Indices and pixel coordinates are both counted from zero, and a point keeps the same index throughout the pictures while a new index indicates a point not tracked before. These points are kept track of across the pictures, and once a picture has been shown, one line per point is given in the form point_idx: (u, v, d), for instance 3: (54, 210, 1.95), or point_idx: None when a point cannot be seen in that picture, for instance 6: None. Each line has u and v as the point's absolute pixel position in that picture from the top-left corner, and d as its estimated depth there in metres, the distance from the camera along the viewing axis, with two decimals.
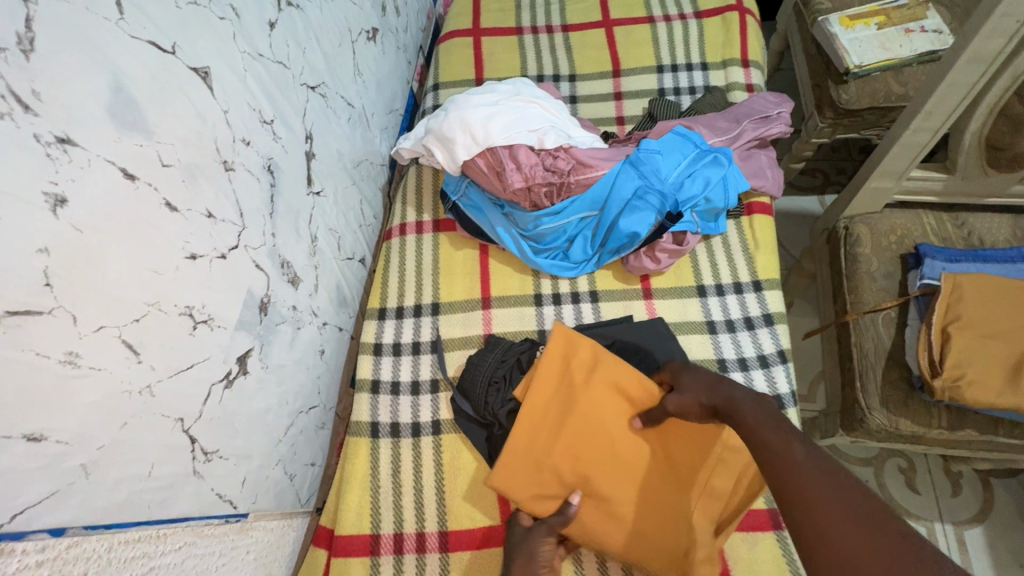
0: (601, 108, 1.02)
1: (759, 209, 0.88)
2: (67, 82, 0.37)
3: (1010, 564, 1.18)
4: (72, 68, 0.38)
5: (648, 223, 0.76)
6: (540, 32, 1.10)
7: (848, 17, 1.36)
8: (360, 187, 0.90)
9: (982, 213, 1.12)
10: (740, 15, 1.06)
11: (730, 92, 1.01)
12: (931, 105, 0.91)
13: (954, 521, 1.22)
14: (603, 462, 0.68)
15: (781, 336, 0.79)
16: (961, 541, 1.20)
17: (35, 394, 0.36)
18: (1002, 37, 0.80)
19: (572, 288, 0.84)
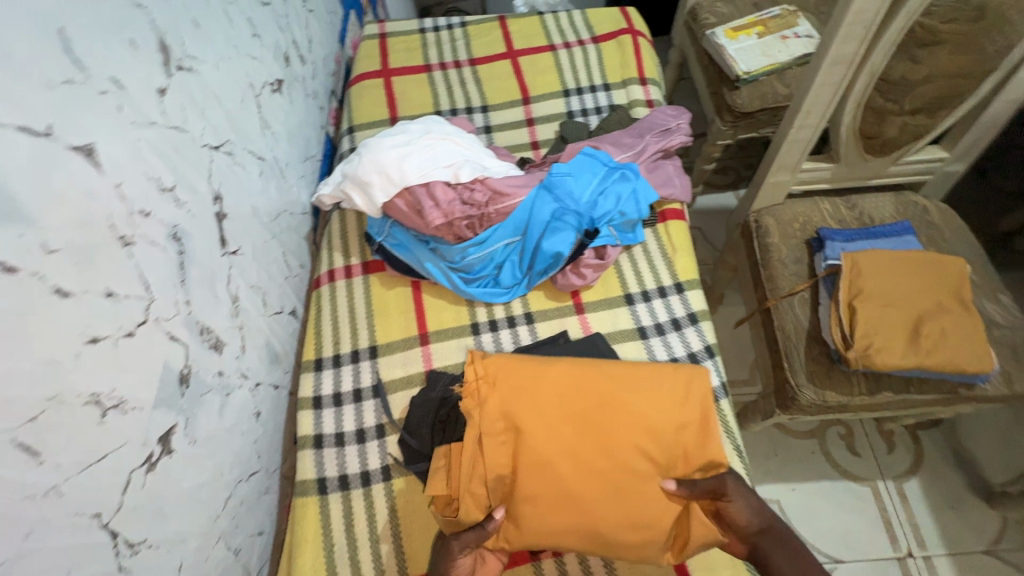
0: (515, 135, 1.05)
1: (673, 215, 0.94)
2: None
3: (944, 507, 1.28)
4: None
5: (570, 242, 0.80)
6: (448, 67, 1.14)
7: (731, 29, 1.49)
8: (281, 239, 0.88)
9: (869, 194, 1.23)
10: (632, 38, 1.14)
11: (633, 108, 1.07)
12: (808, 104, 1.00)
13: (892, 476, 1.32)
14: (559, 435, 0.67)
15: (706, 333, 0.85)
16: (901, 493, 1.30)
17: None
18: (854, 42, 0.90)
19: (507, 312, 0.87)
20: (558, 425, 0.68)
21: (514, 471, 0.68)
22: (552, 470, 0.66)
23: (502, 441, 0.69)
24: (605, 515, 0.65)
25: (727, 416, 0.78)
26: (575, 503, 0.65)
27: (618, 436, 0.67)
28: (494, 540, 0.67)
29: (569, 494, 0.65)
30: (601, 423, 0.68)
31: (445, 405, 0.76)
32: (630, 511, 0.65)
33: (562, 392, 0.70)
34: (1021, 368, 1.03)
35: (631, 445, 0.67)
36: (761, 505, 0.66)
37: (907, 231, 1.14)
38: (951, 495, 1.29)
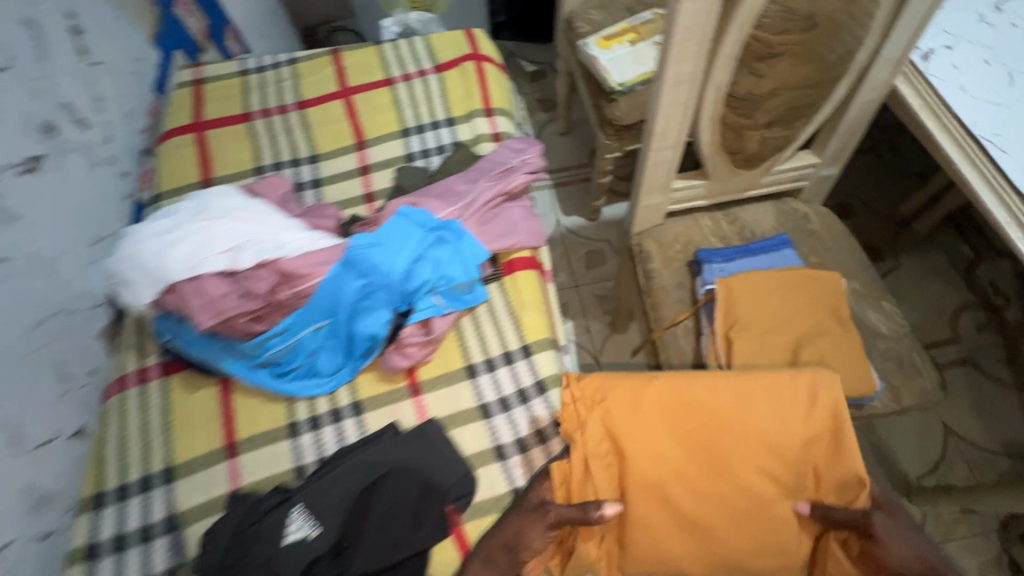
0: (346, 188, 0.93)
1: (520, 265, 0.85)
2: None
3: None
4: None
5: (385, 321, 0.70)
6: (271, 114, 1.01)
7: (603, 38, 1.41)
8: (45, 351, 0.73)
9: (749, 205, 1.18)
10: (477, 64, 1.04)
11: (479, 144, 0.97)
12: (660, 127, 0.93)
13: None
14: (670, 452, 0.69)
15: (555, 403, 0.75)
16: None
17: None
18: (689, 61, 0.82)
19: (331, 405, 0.75)
20: (676, 447, 0.69)
21: (623, 495, 0.69)
22: (683, 494, 0.68)
23: (609, 463, 0.69)
24: (737, 540, 0.68)
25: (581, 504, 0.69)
26: (659, 533, 0.67)
27: (735, 454, 0.69)
28: (608, 566, 0.70)
29: (700, 519, 0.68)
30: (714, 443, 0.69)
31: (236, 542, 0.64)
32: (740, 540, 0.67)
33: (677, 412, 0.70)
34: (906, 380, 0.99)
35: (793, 457, 0.69)
36: (906, 555, 0.62)
37: (785, 244, 1.09)
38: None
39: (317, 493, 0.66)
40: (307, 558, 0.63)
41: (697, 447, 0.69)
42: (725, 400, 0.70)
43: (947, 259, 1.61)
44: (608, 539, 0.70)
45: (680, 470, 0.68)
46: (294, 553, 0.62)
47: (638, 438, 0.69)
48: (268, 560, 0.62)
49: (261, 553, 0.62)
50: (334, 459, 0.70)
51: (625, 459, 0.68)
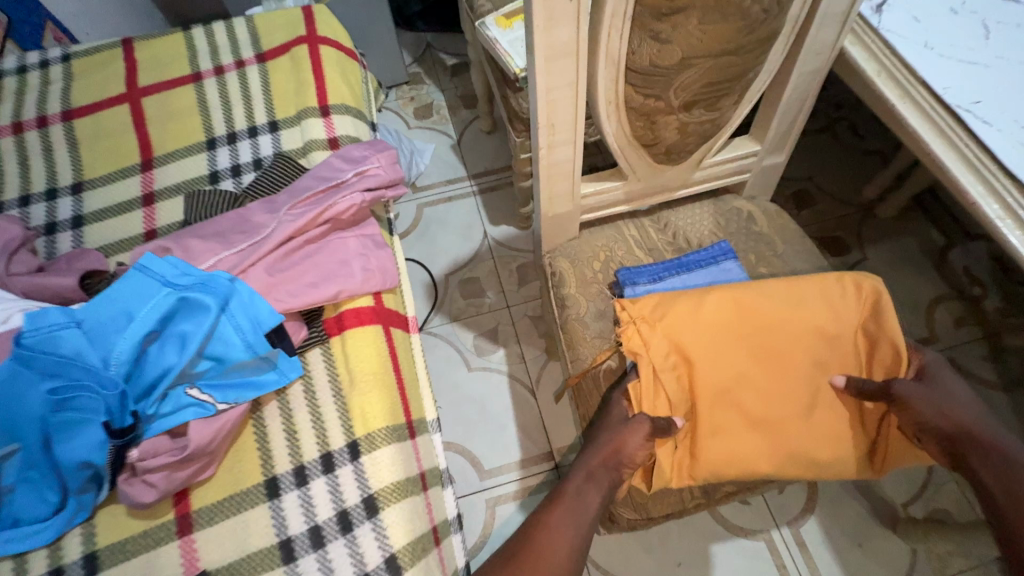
0: (120, 224, 0.68)
1: (353, 321, 0.61)
2: None
3: (849, 547, 1.05)
4: None
5: (98, 442, 0.45)
6: (27, 128, 0.74)
7: (504, 16, 1.18)
8: None
9: (681, 207, 0.96)
10: (312, 48, 0.80)
11: (309, 153, 0.73)
12: (544, 117, 0.70)
13: (787, 521, 1.07)
14: (741, 353, 0.70)
15: (394, 532, 0.52)
16: (800, 541, 1.05)
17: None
18: (563, 24, 0.59)
19: (52, 561, 0.49)
20: (734, 344, 0.70)
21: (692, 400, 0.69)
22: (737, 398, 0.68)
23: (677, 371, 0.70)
24: (814, 431, 0.67)
25: None
26: (758, 425, 0.68)
27: (786, 345, 0.70)
28: (678, 476, 0.68)
29: (761, 415, 0.68)
30: (769, 336, 0.70)
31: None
32: (821, 430, 0.67)
33: (724, 317, 0.71)
34: None
35: (787, 370, 0.69)
36: (933, 412, 0.62)
37: (727, 255, 0.87)
38: (854, 529, 1.06)
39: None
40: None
41: (740, 349, 0.70)
42: (724, 313, 0.71)
43: (919, 248, 1.41)
44: (679, 449, 0.69)
45: (743, 371, 0.70)
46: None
47: (722, 329, 0.70)
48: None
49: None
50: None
51: (686, 361, 0.70)
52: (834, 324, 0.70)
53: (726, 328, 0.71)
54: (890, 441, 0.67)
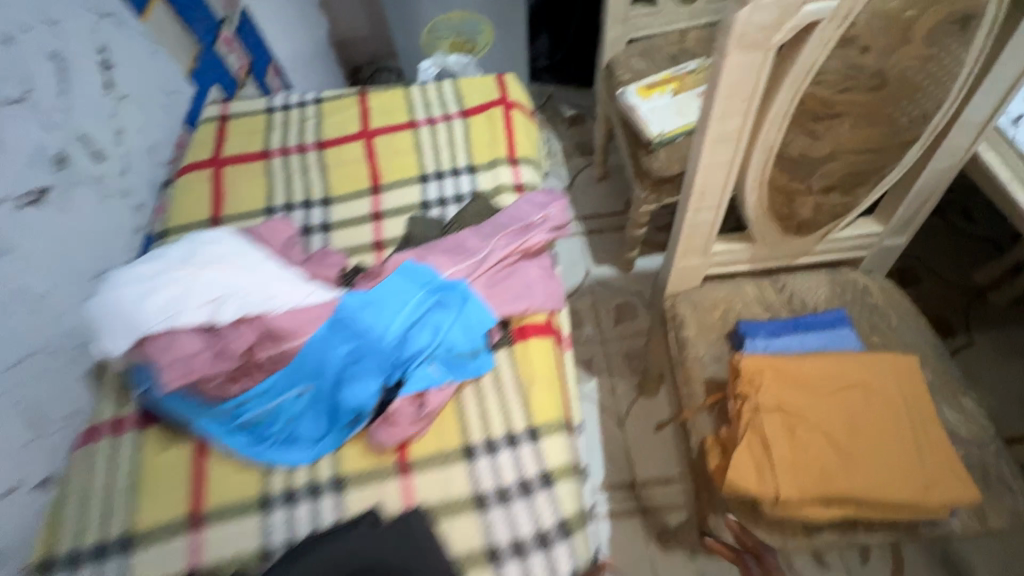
0: (357, 234, 0.88)
1: (534, 332, 0.76)
2: None
3: None
4: None
5: (370, 392, 0.63)
6: (290, 152, 0.97)
7: (644, 86, 1.35)
8: (24, 391, 0.69)
9: (800, 273, 1.06)
10: (505, 111, 0.99)
11: (499, 194, 0.90)
12: (699, 185, 0.84)
13: None
14: (830, 408, 0.81)
15: (563, 501, 0.65)
16: None
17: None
18: (737, 116, 0.74)
19: (310, 479, 0.67)
20: (824, 399, 0.81)
21: (787, 440, 0.79)
22: (832, 434, 0.79)
23: (775, 415, 0.81)
24: (897, 479, 0.76)
25: None
26: (845, 461, 0.77)
27: (868, 406, 0.80)
28: (774, 502, 0.76)
29: (849, 460, 0.77)
30: (854, 398, 0.81)
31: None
32: (901, 478, 0.76)
33: (816, 376, 0.82)
34: (993, 498, 0.82)
35: (864, 418, 0.80)
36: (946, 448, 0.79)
37: (842, 322, 0.95)
38: None
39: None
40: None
41: (828, 404, 0.81)
42: (815, 373, 0.83)
43: None
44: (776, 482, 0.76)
45: (832, 423, 0.80)
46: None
47: (813, 386, 0.82)
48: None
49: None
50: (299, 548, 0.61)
51: (782, 408, 0.81)
52: (896, 386, 0.82)
53: (817, 386, 0.82)
54: (955, 487, 0.76)
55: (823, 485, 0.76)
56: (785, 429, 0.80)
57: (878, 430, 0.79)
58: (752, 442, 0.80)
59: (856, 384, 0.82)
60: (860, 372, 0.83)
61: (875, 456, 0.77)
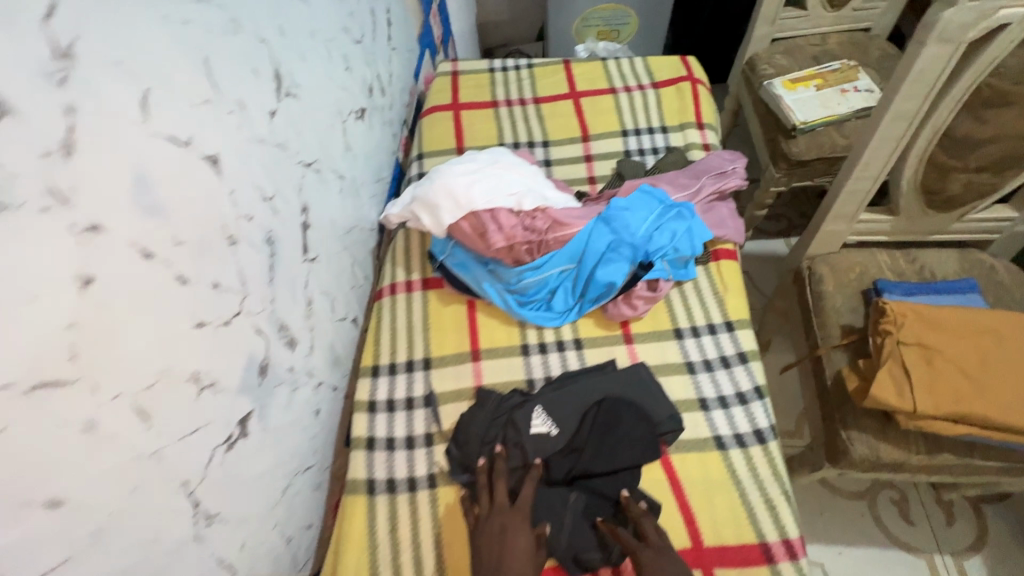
0: (573, 170, 1.10)
1: (725, 254, 0.95)
2: (93, 169, 0.42)
3: None
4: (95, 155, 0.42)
5: (623, 273, 0.83)
6: (513, 104, 1.21)
7: (790, 80, 1.51)
8: (351, 251, 0.95)
9: (930, 249, 1.21)
10: (692, 85, 1.19)
11: (689, 150, 1.11)
12: (868, 156, 1.01)
13: None
14: (966, 349, 0.96)
15: (756, 373, 0.84)
16: None
17: (24, 465, 0.37)
18: (917, 99, 0.90)
19: (556, 337, 0.89)
20: (960, 342, 0.97)
21: (926, 369, 0.96)
22: (967, 369, 0.95)
23: (916, 349, 0.97)
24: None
25: (776, 459, 0.77)
26: (977, 390, 0.93)
27: (1002, 352, 0.96)
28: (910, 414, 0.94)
29: (980, 390, 0.93)
30: (988, 344, 0.97)
31: (489, 424, 0.79)
32: None
33: (954, 323, 0.99)
34: None
35: (997, 360, 0.95)
36: None
37: (972, 289, 1.10)
38: None
39: (552, 401, 0.79)
40: (548, 450, 0.76)
41: (964, 346, 0.97)
42: (953, 321, 0.99)
43: None
44: (915, 399, 0.93)
45: (967, 360, 0.96)
46: (539, 441, 0.76)
47: (951, 330, 0.98)
48: (519, 441, 0.76)
49: (513, 436, 0.77)
50: (561, 382, 0.82)
51: (923, 344, 0.97)
52: None
53: (954, 331, 0.98)
54: None
55: (957, 403, 0.93)
56: (925, 361, 0.96)
57: (1009, 370, 0.94)
58: (894, 367, 0.97)
59: (990, 330, 0.98)
60: (994, 324, 0.98)
61: (1006, 390, 0.93)
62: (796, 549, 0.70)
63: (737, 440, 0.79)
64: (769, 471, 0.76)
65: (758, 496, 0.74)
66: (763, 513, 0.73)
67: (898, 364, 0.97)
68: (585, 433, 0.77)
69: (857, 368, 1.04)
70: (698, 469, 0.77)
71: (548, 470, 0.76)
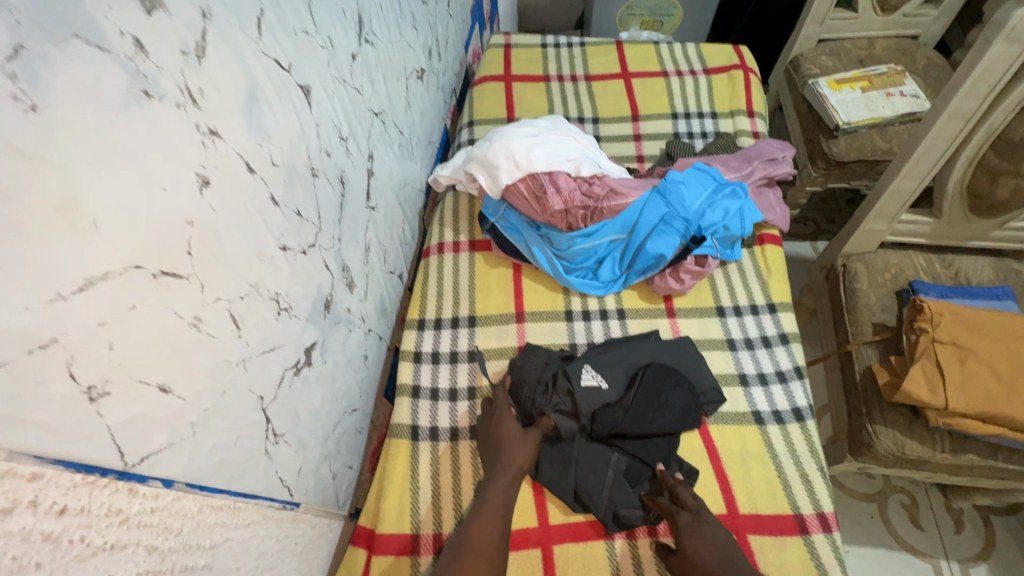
0: (622, 148, 1.12)
1: (770, 240, 0.96)
2: (217, 76, 0.43)
3: None
4: (219, 63, 0.43)
5: (673, 245, 0.84)
6: (565, 80, 1.22)
7: (835, 80, 1.52)
8: (403, 208, 0.97)
9: (967, 256, 1.21)
10: (744, 73, 1.19)
11: (738, 137, 1.11)
12: (919, 154, 1.02)
13: (958, 558, 1.30)
14: (1002, 352, 0.97)
15: (796, 354, 0.85)
16: None
17: (148, 347, 0.38)
18: (976, 98, 0.91)
19: (600, 306, 0.90)
20: (997, 345, 0.98)
21: (960, 368, 0.96)
22: (1002, 371, 0.95)
23: (951, 348, 0.98)
24: None
25: (813, 437, 0.78)
26: (1010, 392, 0.93)
27: None
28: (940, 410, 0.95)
29: (1014, 393, 0.93)
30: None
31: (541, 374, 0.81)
32: None
33: (991, 327, 0.99)
34: None
35: None
36: None
37: (1008, 296, 1.10)
38: None
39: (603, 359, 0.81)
40: (599, 402, 0.77)
41: (1000, 350, 0.97)
42: (990, 324, 0.99)
43: None
44: (947, 396, 0.94)
45: (1003, 363, 0.96)
46: (590, 394, 0.78)
47: (988, 333, 0.99)
48: (569, 391, 0.78)
49: (563, 386, 0.79)
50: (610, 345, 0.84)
51: (958, 344, 0.98)
52: None
53: (991, 334, 0.99)
54: None
55: (989, 402, 0.93)
56: (959, 360, 0.97)
57: None
58: (927, 364, 0.98)
59: None
60: None
61: None
62: (829, 523, 0.71)
63: (776, 417, 0.80)
64: (804, 448, 0.77)
65: (794, 471, 0.75)
66: (798, 488, 0.74)
67: (932, 361, 0.98)
68: (634, 393, 0.78)
69: (889, 363, 1.06)
70: (736, 440, 0.78)
71: (594, 423, 0.77)
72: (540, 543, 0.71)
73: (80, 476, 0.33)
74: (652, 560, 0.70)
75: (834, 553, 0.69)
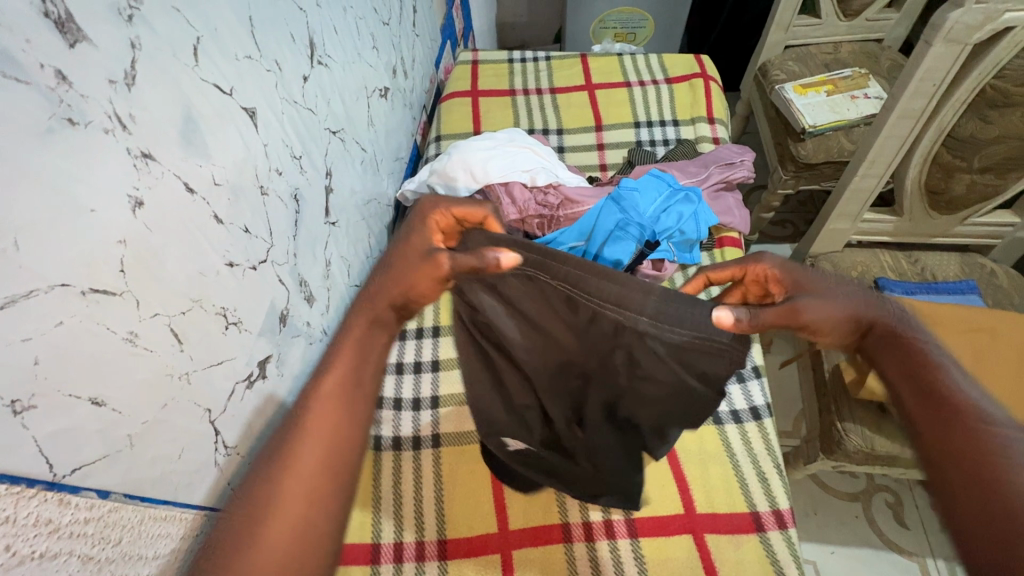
0: (586, 157, 1.14)
1: (729, 242, 0.97)
2: (148, 102, 0.45)
3: None
4: (149, 91, 0.46)
5: (629, 251, 0.82)
6: (530, 93, 1.25)
7: (801, 86, 1.55)
8: (368, 222, 0.99)
9: (932, 252, 1.23)
10: (705, 81, 1.22)
11: (700, 143, 1.14)
12: (874, 153, 1.04)
13: (944, 555, 1.26)
14: (964, 346, 0.98)
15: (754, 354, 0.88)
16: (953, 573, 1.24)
17: (78, 363, 0.40)
18: (923, 98, 0.93)
19: None
20: (958, 339, 0.99)
21: None
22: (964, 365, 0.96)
23: None
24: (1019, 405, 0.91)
25: (770, 435, 0.80)
26: None
27: (1001, 351, 0.96)
28: None
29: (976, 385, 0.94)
30: (988, 343, 0.97)
31: (422, 259, 0.55)
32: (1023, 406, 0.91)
33: (953, 320, 1.00)
34: None
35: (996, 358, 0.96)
36: None
37: (972, 290, 1.12)
38: None
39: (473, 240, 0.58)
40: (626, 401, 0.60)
41: (962, 343, 0.98)
42: (954, 318, 1.00)
43: None
44: None
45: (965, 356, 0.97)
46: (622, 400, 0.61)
47: (951, 327, 0.99)
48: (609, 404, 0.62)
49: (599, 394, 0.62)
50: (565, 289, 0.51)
51: None
52: None
53: (955, 327, 0.99)
54: None
55: None
56: None
57: (1008, 368, 0.95)
58: None
59: (991, 331, 0.98)
60: (992, 324, 0.99)
61: (1003, 387, 0.93)
62: (784, 519, 0.72)
63: (733, 416, 0.82)
64: (761, 446, 0.78)
65: (751, 469, 0.76)
66: (755, 487, 0.75)
67: None
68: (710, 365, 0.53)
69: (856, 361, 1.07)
70: (694, 441, 0.80)
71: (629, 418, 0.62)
72: (499, 549, 0.71)
73: (4, 486, 0.35)
74: (611, 563, 0.70)
75: (789, 549, 0.69)
